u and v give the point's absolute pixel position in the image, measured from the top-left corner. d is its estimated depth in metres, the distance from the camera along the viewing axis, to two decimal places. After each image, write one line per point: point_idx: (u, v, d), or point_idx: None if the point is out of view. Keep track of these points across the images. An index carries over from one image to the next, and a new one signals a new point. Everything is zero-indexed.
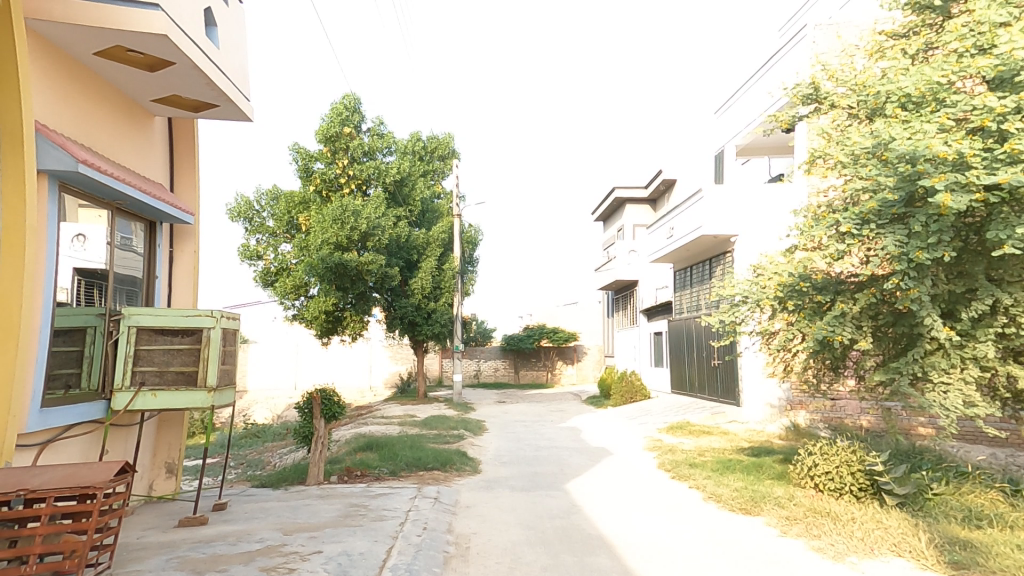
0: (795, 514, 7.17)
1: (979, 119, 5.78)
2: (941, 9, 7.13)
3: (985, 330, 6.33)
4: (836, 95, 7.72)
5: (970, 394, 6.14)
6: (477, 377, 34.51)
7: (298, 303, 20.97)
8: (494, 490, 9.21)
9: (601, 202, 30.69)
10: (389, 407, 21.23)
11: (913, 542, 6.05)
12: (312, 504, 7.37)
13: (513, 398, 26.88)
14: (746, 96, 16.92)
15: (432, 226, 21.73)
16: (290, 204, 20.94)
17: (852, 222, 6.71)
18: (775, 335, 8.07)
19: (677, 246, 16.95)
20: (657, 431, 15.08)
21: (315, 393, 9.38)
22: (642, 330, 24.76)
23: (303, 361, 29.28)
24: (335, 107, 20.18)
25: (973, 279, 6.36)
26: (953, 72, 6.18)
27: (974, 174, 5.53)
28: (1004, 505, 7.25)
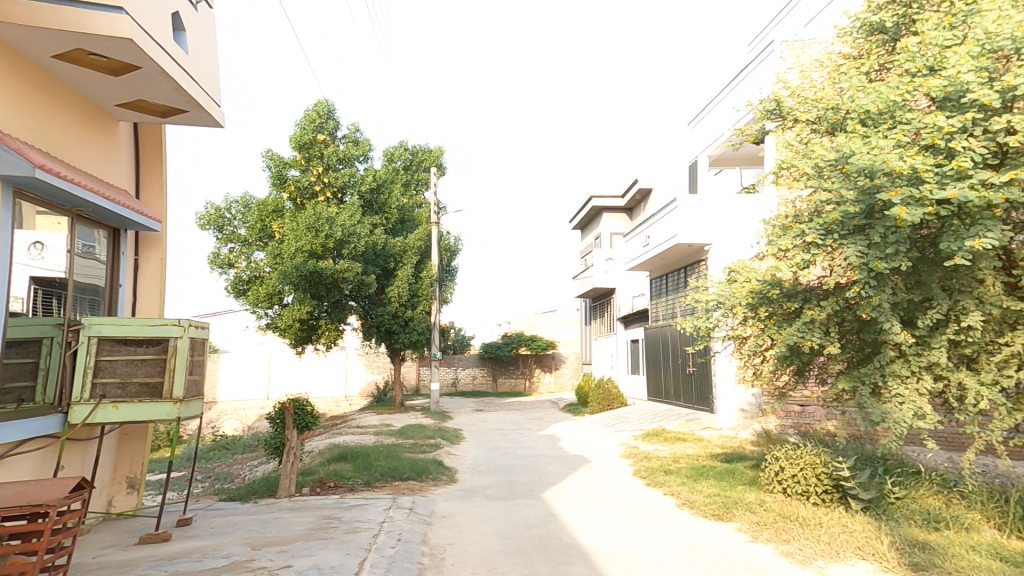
0: (765, 519, 7.32)
1: (929, 137, 6.11)
2: (892, 32, 7.56)
3: (939, 338, 6.55)
4: (797, 111, 8.00)
5: (924, 406, 6.37)
6: (455, 385, 34.37)
7: (271, 311, 20.64)
8: (470, 499, 9.16)
9: (579, 211, 31.08)
10: (364, 417, 21.00)
11: (876, 545, 6.21)
12: (283, 518, 7.25)
13: (491, 406, 26.82)
14: (717, 109, 17.47)
15: (410, 233, 21.57)
16: (262, 212, 20.63)
17: (817, 232, 6.91)
18: (746, 339, 8.17)
19: (652, 255, 17.26)
20: (634, 438, 15.20)
21: (287, 403, 9.26)
22: (619, 338, 24.98)
23: (276, 369, 28.83)
24: (308, 115, 20.06)
25: (928, 289, 6.60)
26: (907, 91, 6.48)
27: (927, 189, 5.77)
28: (956, 505, 7.59)
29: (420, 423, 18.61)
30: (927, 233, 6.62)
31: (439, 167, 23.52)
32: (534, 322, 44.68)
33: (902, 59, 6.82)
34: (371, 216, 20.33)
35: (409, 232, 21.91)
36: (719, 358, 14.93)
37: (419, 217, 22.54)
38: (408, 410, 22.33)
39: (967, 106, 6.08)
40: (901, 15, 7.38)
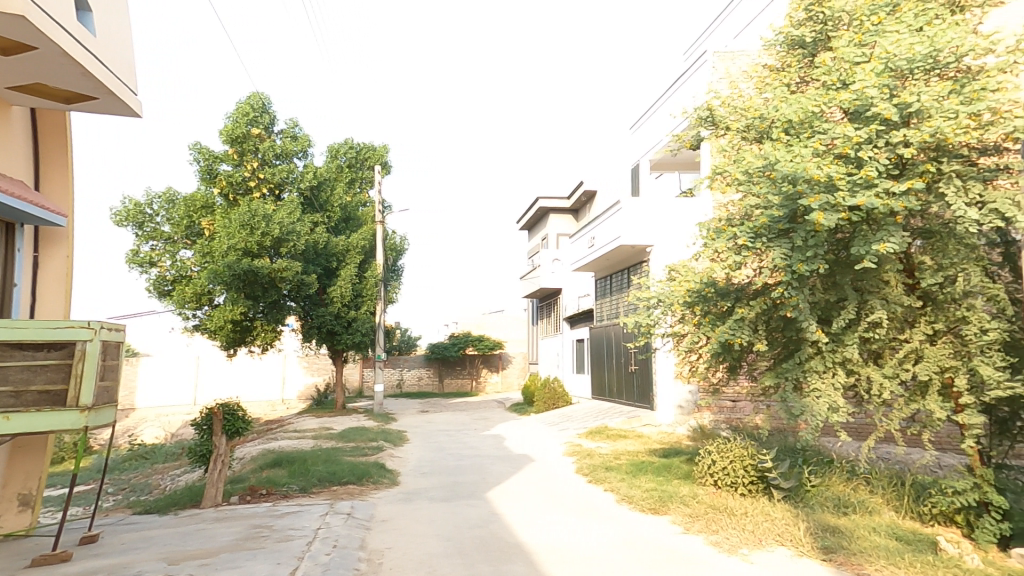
0: (696, 511, 7.43)
1: (841, 146, 6.18)
2: (810, 48, 7.86)
3: (850, 335, 6.80)
4: (729, 119, 8.24)
5: (837, 400, 6.61)
6: (400, 386, 33.68)
7: (201, 312, 19.47)
8: (413, 502, 8.82)
9: (526, 211, 31.17)
10: (303, 420, 20.16)
11: (794, 531, 6.46)
12: (207, 529, 6.74)
13: (436, 406, 26.39)
14: (655, 116, 17.96)
15: (354, 232, 20.89)
16: (189, 208, 19.35)
17: (747, 235, 6.95)
18: (684, 338, 8.32)
19: (596, 256, 17.49)
20: (577, 436, 15.30)
21: (215, 407, 8.51)
22: (566, 338, 25.25)
23: (206, 373, 27.31)
24: (240, 107, 18.94)
25: (843, 290, 6.84)
26: (823, 103, 6.53)
27: (840, 196, 5.91)
28: (862, 492, 7.93)
29: (362, 425, 18.03)
30: (839, 239, 6.73)
31: (385, 165, 22.84)
32: (482, 322, 44.56)
33: (821, 72, 6.95)
34: (312, 214, 19.49)
35: (354, 231, 21.16)
36: (660, 356, 15.28)
37: (364, 216, 21.80)
38: (350, 413, 21.61)
39: (872, 119, 6.19)
40: (817, 31, 7.68)
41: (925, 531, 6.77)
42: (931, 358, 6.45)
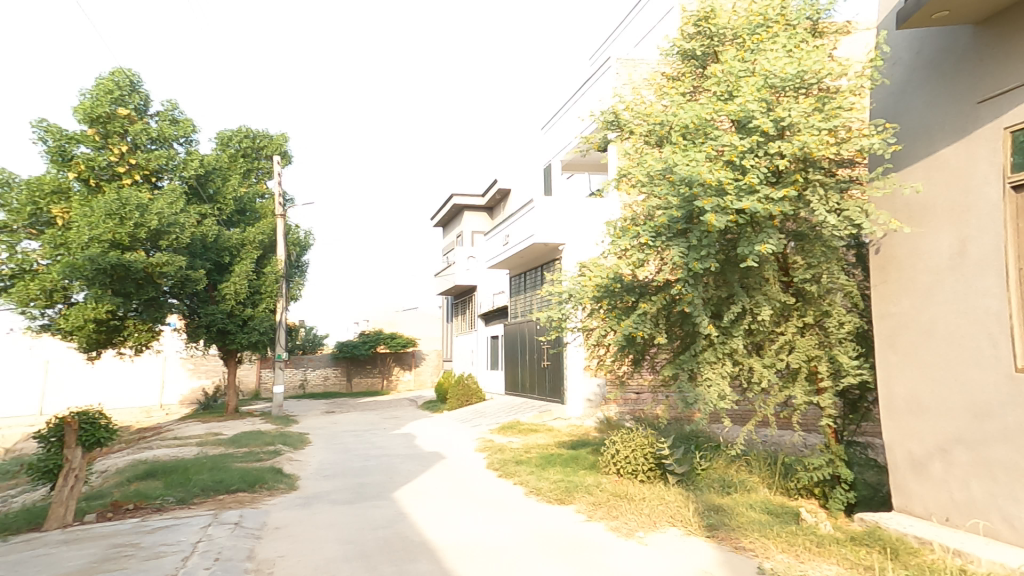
0: (600, 499, 7.19)
1: (729, 154, 6.22)
2: (701, 59, 7.83)
3: (737, 328, 6.92)
4: (634, 123, 8.16)
5: (726, 389, 6.67)
6: (303, 387, 31.81)
7: (51, 312, 16.27)
8: (313, 506, 7.88)
9: (441, 208, 30.67)
10: (188, 426, 18.33)
11: (684, 513, 6.38)
12: (54, 553, 5.74)
13: (343, 407, 25.16)
14: (565, 117, 18.12)
15: (250, 227, 19.25)
16: (36, 193, 15.70)
17: (649, 234, 6.86)
18: (594, 331, 8.20)
19: (511, 254, 17.41)
20: (489, 431, 15.14)
21: (70, 416, 7.34)
22: (479, 334, 25.00)
23: (62, 377, 24.17)
24: (101, 84, 16.08)
25: (732, 287, 6.94)
26: (715, 112, 6.49)
27: (730, 200, 5.99)
28: (745, 471, 7.91)
29: (257, 430, 16.65)
30: (726, 240, 6.85)
31: (284, 156, 20.84)
32: (395, 320, 43.37)
33: (711, 83, 6.84)
34: (197, 205, 17.40)
35: (252, 225, 19.53)
36: (569, 349, 15.42)
37: (262, 208, 20.23)
38: (244, 418, 19.86)
39: (753, 130, 6.22)
40: (705, 46, 7.66)
41: (792, 505, 7.02)
42: (801, 348, 6.69)
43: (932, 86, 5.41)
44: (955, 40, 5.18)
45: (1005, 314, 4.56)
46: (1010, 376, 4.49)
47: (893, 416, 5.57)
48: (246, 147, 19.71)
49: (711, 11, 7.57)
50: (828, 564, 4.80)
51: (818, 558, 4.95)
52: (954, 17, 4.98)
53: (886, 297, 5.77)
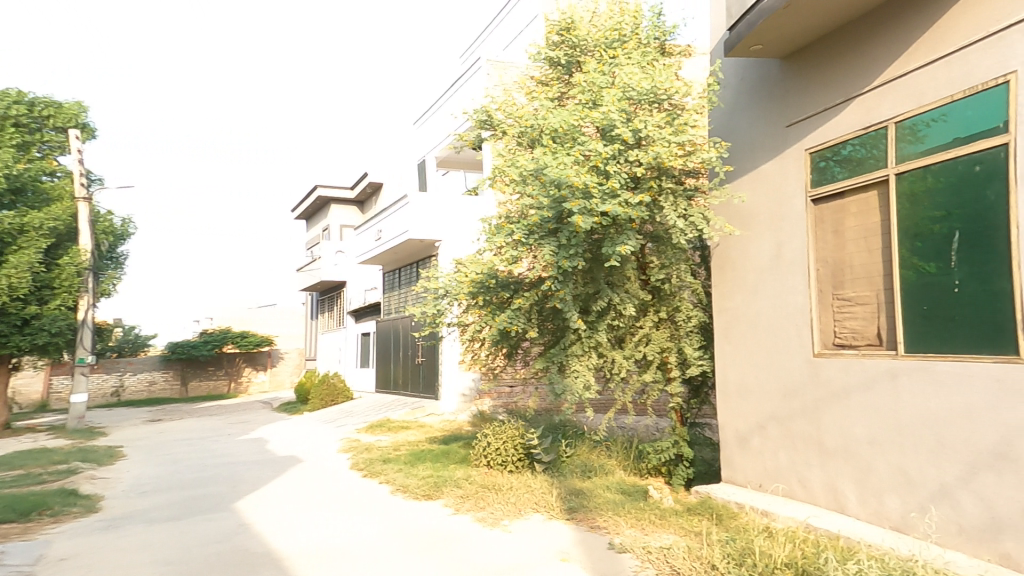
0: (468, 491, 7.06)
1: (594, 160, 6.07)
2: (566, 68, 7.70)
3: (603, 322, 6.89)
4: (507, 124, 7.61)
5: (592, 378, 6.58)
6: (118, 395, 27.16)
7: None
8: (118, 529, 6.67)
9: (303, 199, 28.62)
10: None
11: (548, 498, 6.52)
12: None
13: (172, 414, 22.18)
14: (437, 114, 17.61)
15: (34, 210, 14.48)
16: None
17: (523, 232, 6.60)
18: (468, 327, 7.72)
19: (383, 250, 16.76)
20: (356, 431, 14.32)
21: None
22: (348, 333, 23.63)
23: None
24: None
25: (598, 284, 6.85)
26: (580, 118, 6.37)
27: (596, 202, 5.87)
28: (600, 456, 8.24)
29: (42, 446, 13.86)
30: (593, 240, 6.64)
31: (81, 128, 16.05)
32: (247, 320, 39.61)
33: (576, 90, 6.71)
34: None
35: (36, 209, 14.63)
36: (443, 342, 15.10)
37: (53, 189, 15.26)
38: (25, 432, 16.28)
39: (615, 139, 6.23)
40: (568, 55, 7.59)
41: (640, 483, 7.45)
42: (655, 340, 6.90)
43: (753, 110, 5.98)
44: (767, 70, 5.79)
45: (806, 308, 5.26)
46: (810, 361, 5.17)
47: (724, 399, 6.18)
48: (19, 114, 14.50)
49: (573, 22, 7.55)
50: (667, 532, 5.21)
51: (659, 528, 5.34)
52: (766, 52, 5.56)
53: (724, 292, 6.31)
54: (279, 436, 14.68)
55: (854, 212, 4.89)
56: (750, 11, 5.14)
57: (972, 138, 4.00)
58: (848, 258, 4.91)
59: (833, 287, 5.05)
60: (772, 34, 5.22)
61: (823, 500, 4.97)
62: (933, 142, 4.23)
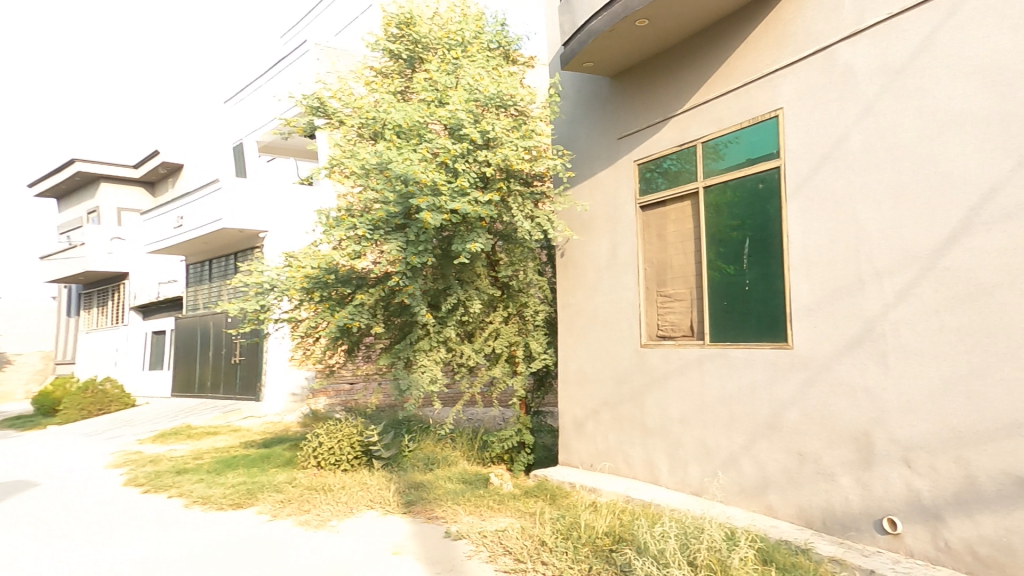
0: (290, 495, 6.45)
1: (442, 157, 6.07)
2: (409, 64, 7.63)
3: (452, 318, 6.97)
4: (344, 113, 7.28)
5: (439, 372, 6.61)
6: None
7: None
8: None
9: (59, 172, 23.61)
10: None
11: (385, 493, 6.40)
12: None
13: None
14: (254, 93, 15.79)
15: None
16: None
17: (366, 227, 6.35)
18: (301, 323, 7.10)
19: (188, 238, 14.71)
20: (138, 442, 12.06)
21: None
22: (133, 329, 20.06)
23: None
24: None
25: (448, 281, 6.93)
26: (427, 116, 6.28)
27: (444, 199, 5.90)
28: (445, 449, 8.05)
29: None
30: (444, 235, 6.73)
31: None
32: None
33: (420, 87, 6.65)
34: None
35: None
36: (270, 339, 13.68)
37: None
38: None
39: (463, 139, 6.19)
40: (410, 51, 7.47)
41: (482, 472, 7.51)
42: (504, 335, 7.14)
43: (589, 122, 6.56)
44: (599, 88, 6.42)
45: (636, 303, 5.88)
46: (638, 351, 5.80)
47: (564, 387, 6.71)
48: None
49: (413, 18, 7.36)
50: (505, 515, 5.48)
51: (497, 512, 5.60)
52: (597, 70, 6.09)
53: (566, 289, 6.82)
54: (13, 454, 11.44)
55: (673, 220, 5.55)
56: (581, 32, 5.59)
57: (756, 160, 4.73)
58: (669, 259, 5.58)
59: (657, 285, 5.71)
60: (601, 54, 5.74)
61: (641, 473, 5.67)
62: (729, 162, 4.94)
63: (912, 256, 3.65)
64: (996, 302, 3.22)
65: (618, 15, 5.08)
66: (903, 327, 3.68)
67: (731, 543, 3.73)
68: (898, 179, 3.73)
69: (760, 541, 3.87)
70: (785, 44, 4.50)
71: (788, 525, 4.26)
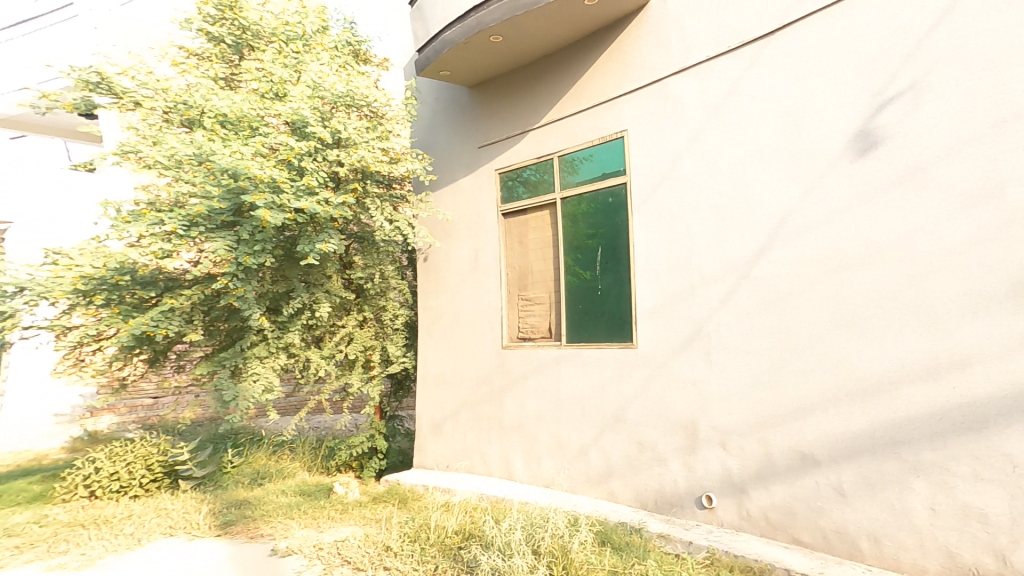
0: (32, 538, 4.95)
1: (284, 153, 5.53)
2: (234, 49, 6.60)
3: (295, 322, 6.43)
4: (140, 95, 5.99)
5: (275, 380, 6.05)
6: None
7: None
8: None
9: None
10: None
11: (191, 517, 5.46)
12: None
13: None
14: None
15: None
16: None
17: (179, 224, 5.57)
18: (70, 331, 5.55)
19: None
20: None
21: None
22: None
23: None
24: None
25: (291, 283, 6.39)
26: (262, 109, 5.54)
27: (286, 198, 5.41)
28: (284, 460, 7.49)
29: None
30: (285, 236, 6.26)
31: None
32: None
33: (249, 77, 5.89)
34: None
35: None
36: None
37: None
38: None
39: (310, 136, 5.74)
40: (236, 35, 6.43)
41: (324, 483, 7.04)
42: (359, 339, 6.80)
43: (450, 128, 6.64)
44: (457, 96, 6.55)
45: (497, 306, 5.99)
46: (499, 352, 5.90)
47: (425, 387, 6.66)
48: None
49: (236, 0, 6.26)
50: (348, 523, 5.25)
51: (339, 520, 5.33)
52: (452, 78, 6.13)
53: (427, 293, 6.82)
54: None
55: (533, 227, 5.75)
56: (435, 41, 5.57)
57: (606, 175, 5.07)
58: (529, 265, 5.77)
59: (518, 290, 5.86)
60: (457, 64, 5.79)
61: (496, 471, 5.81)
62: (583, 176, 5.24)
63: (729, 268, 4.13)
64: (788, 306, 3.76)
65: (471, 28, 5.13)
66: (723, 329, 4.14)
67: (574, 529, 3.97)
68: (717, 199, 4.22)
69: (599, 525, 4.16)
70: (626, 72, 4.89)
71: (626, 509, 4.63)
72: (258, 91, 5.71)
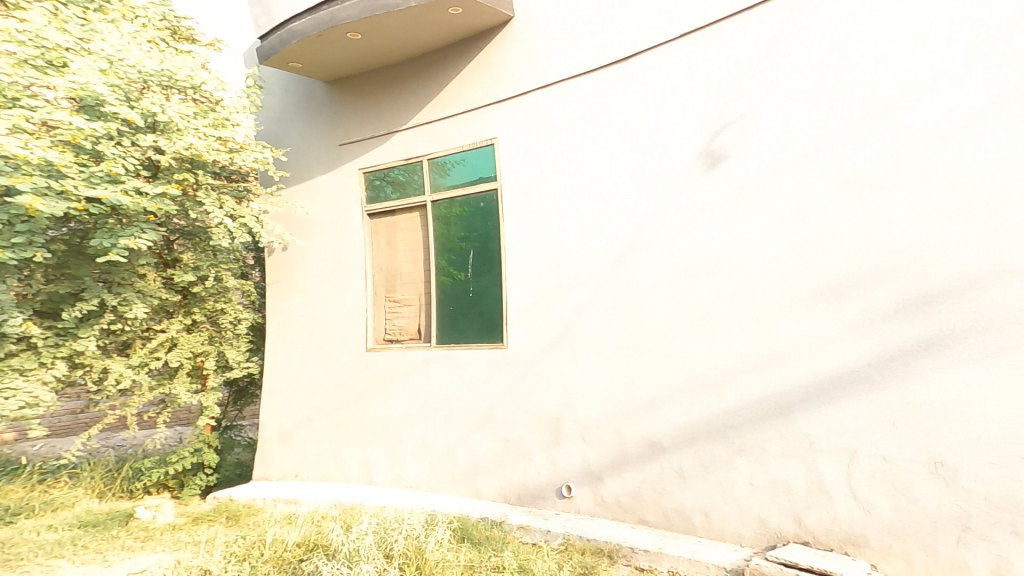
0: None
1: (66, 134, 4.43)
2: None
3: (87, 327, 5.18)
4: None
5: (42, 393, 4.74)
6: None
7: None
8: None
9: None
10: None
11: None
12: None
13: None
14: None
15: None
16: None
17: None
18: None
19: None
20: None
21: None
22: None
23: None
24: None
25: (80, 279, 5.13)
26: (28, 76, 4.31)
27: (71, 183, 4.30)
28: (58, 489, 6.02)
29: None
30: (72, 227, 5.01)
31: None
32: None
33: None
34: None
35: None
36: None
37: None
38: None
39: (108, 117, 4.71)
40: None
41: (122, 509, 5.84)
42: (184, 345, 5.87)
43: (304, 122, 6.33)
44: (313, 91, 6.26)
45: (362, 307, 5.80)
46: (364, 356, 5.71)
47: (272, 396, 6.34)
48: None
49: None
50: (151, 550, 4.58)
51: (139, 550, 4.62)
52: (304, 71, 5.81)
53: (280, 295, 6.41)
54: None
55: (402, 228, 5.66)
56: (281, 29, 5.21)
57: (477, 180, 5.14)
58: (398, 266, 5.68)
59: (386, 290, 5.73)
60: (310, 56, 5.49)
61: (354, 475, 5.66)
62: (456, 180, 5.26)
63: (591, 274, 4.41)
64: (642, 310, 4.11)
65: (325, 22, 4.89)
66: (586, 329, 4.40)
67: (430, 528, 4.00)
68: (582, 210, 4.47)
69: (460, 522, 4.21)
70: (495, 84, 4.98)
71: (490, 504, 4.73)
72: (11, 47, 4.24)
